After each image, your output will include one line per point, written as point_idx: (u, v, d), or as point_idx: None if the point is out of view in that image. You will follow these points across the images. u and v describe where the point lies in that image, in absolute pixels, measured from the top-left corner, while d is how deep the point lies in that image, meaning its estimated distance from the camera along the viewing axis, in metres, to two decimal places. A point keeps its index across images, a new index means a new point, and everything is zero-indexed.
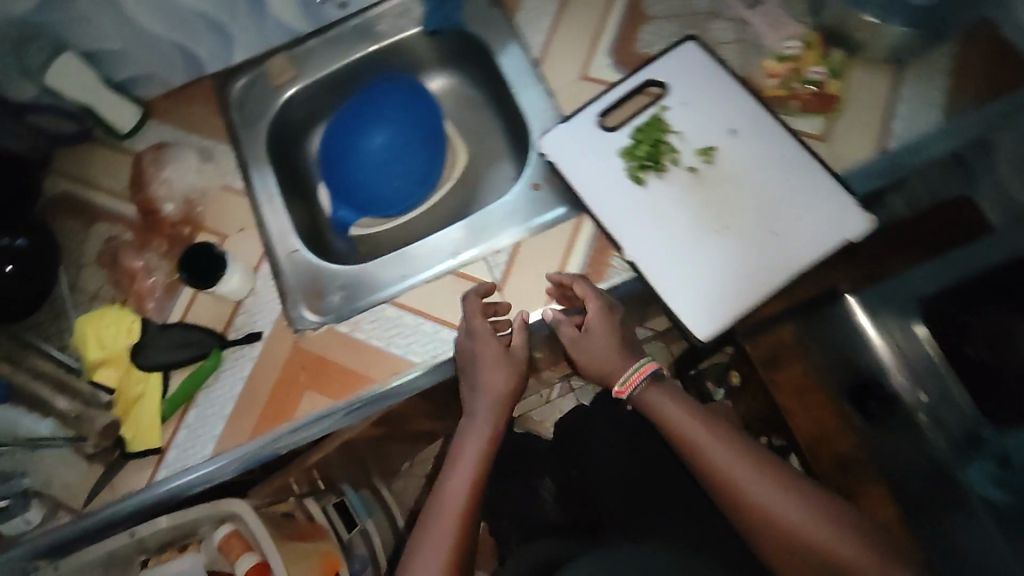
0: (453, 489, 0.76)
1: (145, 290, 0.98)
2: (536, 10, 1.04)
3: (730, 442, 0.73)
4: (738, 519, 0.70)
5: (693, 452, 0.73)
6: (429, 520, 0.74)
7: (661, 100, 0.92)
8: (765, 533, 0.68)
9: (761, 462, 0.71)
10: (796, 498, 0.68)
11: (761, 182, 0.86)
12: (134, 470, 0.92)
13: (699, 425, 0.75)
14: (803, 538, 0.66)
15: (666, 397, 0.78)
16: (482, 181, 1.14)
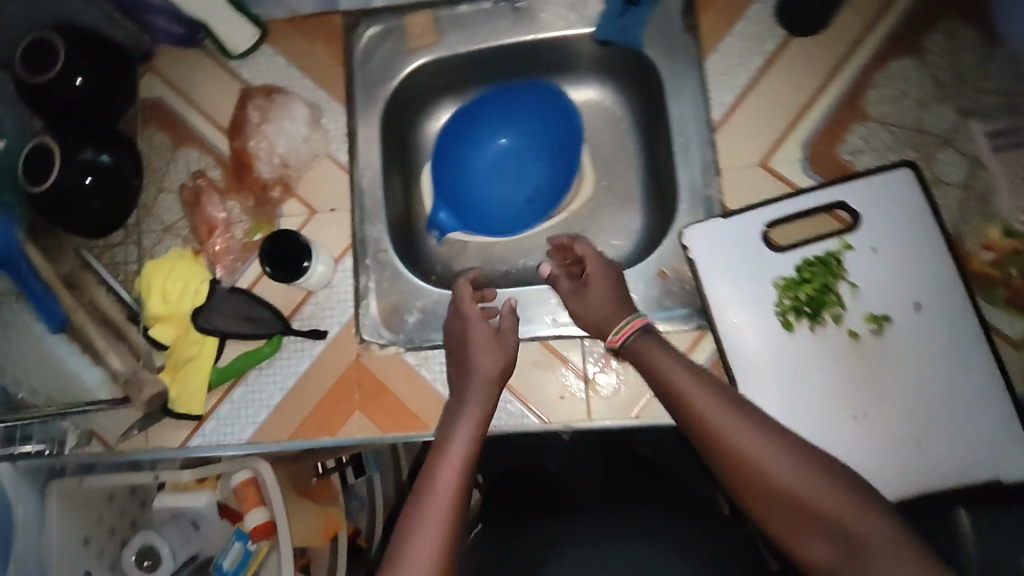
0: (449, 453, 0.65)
1: (220, 248, 0.91)
2: (734, 59, 0.86)
3: (707, 389, 0.64)
4: (723, 472, 0.60)
5: (676, 402, 0.64)
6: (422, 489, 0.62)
7: (847, 234, 0.78)
8: (748, 483, 0.59)
9: (747, 411, 0.62)
10: (780, 451, 0.59)
11: (924, 376, 0.75)
12: (172, 428, 0.91)
13: (682, 371, 0.66)
14: (792, 493, 0.57)
15: (652, 348, 0.71)
16: (599, 220, 0.99)
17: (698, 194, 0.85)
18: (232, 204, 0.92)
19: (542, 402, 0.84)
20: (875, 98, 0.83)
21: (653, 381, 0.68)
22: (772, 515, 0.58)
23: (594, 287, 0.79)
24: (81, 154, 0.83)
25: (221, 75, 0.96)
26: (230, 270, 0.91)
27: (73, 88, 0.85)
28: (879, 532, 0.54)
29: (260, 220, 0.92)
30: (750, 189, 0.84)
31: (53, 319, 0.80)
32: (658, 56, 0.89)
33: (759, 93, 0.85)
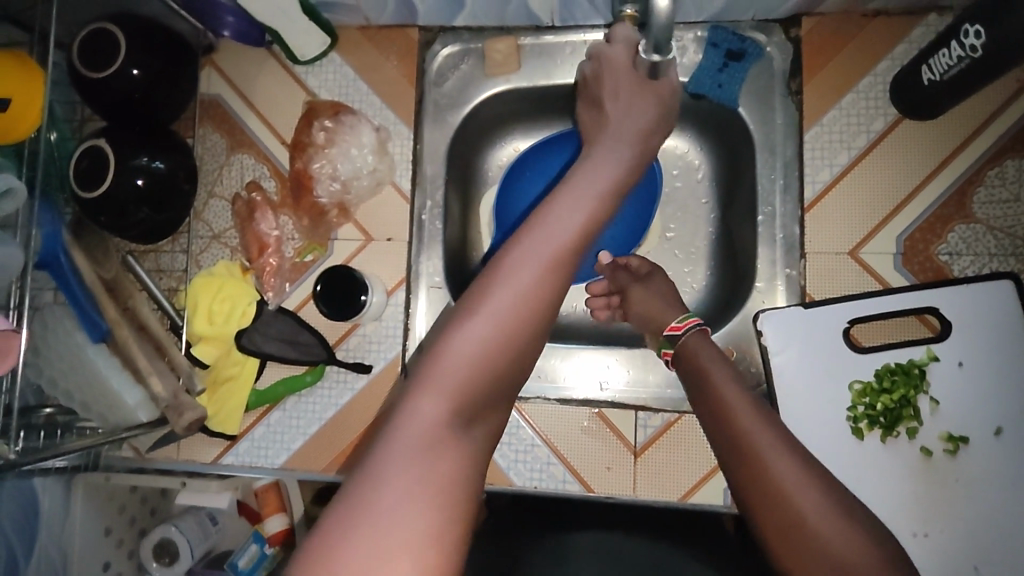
0: (541, 251, 0.55)
1: (270, 267, 0.88)
2: (836, 134, 0.85)
3: (745, 398, 0.61)
4: (744, 494, 0.57)
5: (715, 409, 0.61)
6: (500, 287, 0.55)
7: (934, 344, 0.76)
8: (768, 514, 0.55)
9: (786, 434, 0.58)
10: (814, 487, 0.54)
11: (995, 505, 0.72)
12: (201, 445, 0.88)
13: (720, 369, 0.65)
14: (812, 535, 0.53)
15: (708, 350, 0.69)
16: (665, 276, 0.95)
17: (777, 272, 0.84)
18: (286, 220, 0.89)
19: (586, 470, 0.82)
20: (980, 196, 0.80)
21: (697, 380, 0.66)
22: (786, 556, 0.54)
23: (654, 277, 0.83)
24: (133, 160, 0.78)
25: (286, 80, 0.91)
26: (279, 290, 0.88)
27: (128, 80, 0.78)
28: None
29: (313, 241, 0.88)
30: (834, 277, 0.82)
31: (95, 331, 0.77)
32: (751, 115, 0.88)
33: (854, 176, 0.83)
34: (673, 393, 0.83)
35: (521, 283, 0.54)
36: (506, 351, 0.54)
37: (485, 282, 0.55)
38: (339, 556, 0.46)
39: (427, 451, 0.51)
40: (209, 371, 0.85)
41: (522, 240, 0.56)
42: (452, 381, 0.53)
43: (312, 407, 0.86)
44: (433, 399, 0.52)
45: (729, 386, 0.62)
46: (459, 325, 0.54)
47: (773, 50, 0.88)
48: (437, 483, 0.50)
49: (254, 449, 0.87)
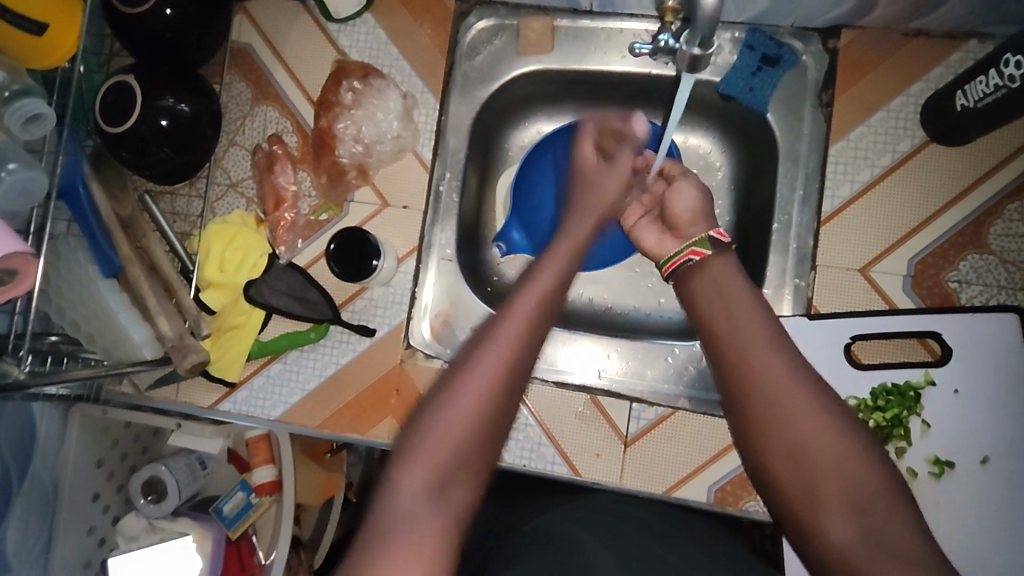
0: (518, 322, 0.61)
1: (285, 221, 0.88)
2: (860, 150, 0.84)
3: (771, 338, 0.66)
4: (761, 428, 0.63)
5: (729, 343, 0.66)
6: (481, 361, 0.58)
7: (932, 368, 0.77)
8: (780, 444, 0.62)
9: (798, 368, 0.65)
10: (820, 418, 0.62)
11: (973, 532, 0.73)
12: (196, 391, 0.88)
13: (732, 293, 0.70)
14: (817, 460, 0.60)
15: (721, 278, 0.72)
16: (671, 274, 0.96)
17: (785, 281, 0.84)
18: (304, 176, 0.89)
19: (576, 454, 0.83)
20: (996, 229, 0.81)
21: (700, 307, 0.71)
22: (790, 479, 0.62)
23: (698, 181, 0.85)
24: (159, 100, 0.78)
25: (317, 36, 0.91)
26: (291, 245, 0.88)
27: (160, 20, 0.77)
28: (898, 521, 0.57)
29: (329, 200, 0.89)
30: (842, 294, 0.82)
31: (107, 266, 0.78)
32: (778, 123, 0.88)
33: (874, 195, 0.83)
34: (667, 388, 0.85)
35: (495, 359, 0.58)
36: (498, 408, 0.57)
37: (468, 357, 0.59)
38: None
39: (434, 484, 0.54)
40: (216, 316, 0.86)
41: (501, 309, 0.62)
42: (450, 436, 0.55)
43: (313, 362, 0.87)
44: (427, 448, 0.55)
45: (762, 327, 0.67)
46: (444, 405, 0.56)
47: (808, 59, 0.88)
48: (436, 529, 0.52)
49: (252, 398, 0.87)
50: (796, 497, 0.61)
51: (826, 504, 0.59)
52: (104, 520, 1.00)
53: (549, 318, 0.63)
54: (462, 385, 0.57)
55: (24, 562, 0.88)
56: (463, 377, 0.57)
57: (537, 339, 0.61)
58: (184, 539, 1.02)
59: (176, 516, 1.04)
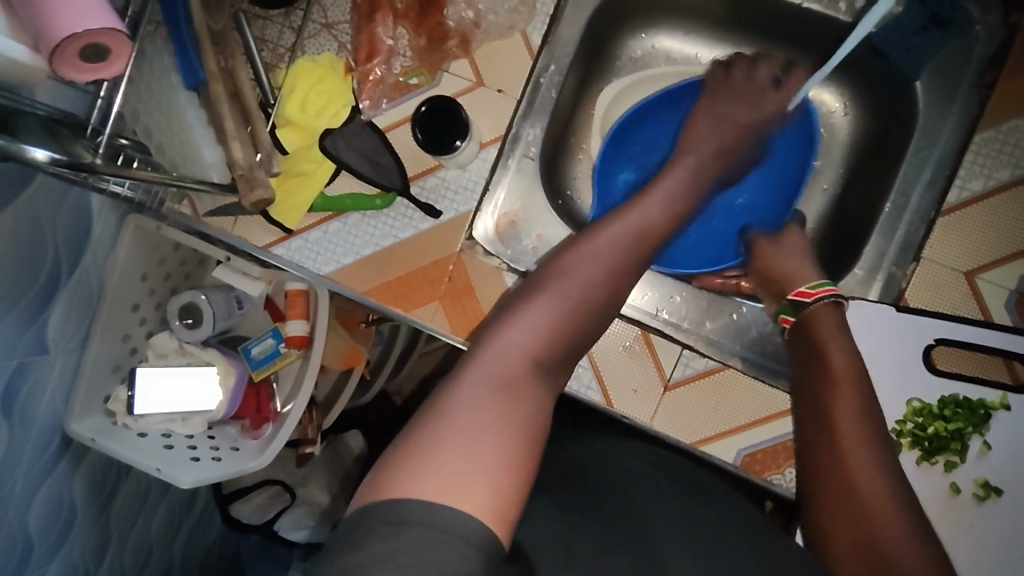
0: (596, 260, 0.65)
1: (374, 76, 0.83)
2: (1008, 145, 0.76)
3: (866, 418, 0.65)
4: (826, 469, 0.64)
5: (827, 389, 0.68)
6: (570, 272, 0.63)
7: (1012, 392, 0.72)
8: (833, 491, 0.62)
9: (888, 458, 0.63)
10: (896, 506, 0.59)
11: (999, 561, 0.71)
12: (250, 227, 0.87)
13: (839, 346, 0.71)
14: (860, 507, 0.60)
15: (836, 335, 0.72)
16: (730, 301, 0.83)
17: (880, 265, 0.79)
18: (403, 33, 0.84)
19: (613, 384, 0.81)
20: None
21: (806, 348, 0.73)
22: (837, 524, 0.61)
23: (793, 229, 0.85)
24: None
25: None
26: (375, 103, 0.84)
27: None
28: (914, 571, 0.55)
29: (423, 65, 0.83)
30: (938, 292, 0.76)
31: (191, 78, 0.75)
32: (925, 95, 0.79)
33: (1009, 197, 0.75)
34: (724, 342, 0.82)
35: (575, 286, 0.62)
36: (569, 327, 0.60)
37: (555, 271, 0.63)
38: (418, 462, 0.46)
39: (509, 386, 0.53)
40: (285, 158, 0.83)
41: (586, 238, 0.68)
42: (532, 332, 0.57)
43: (375, 228, 0.84)
44: (517, 333, 0.57)
45: (849, 403, 0.66)
46: (522, 304, 0.60)
47: (981, 29, 0.77)
48: (510, 414, 0.51)
49: (304, 248, 0.85)
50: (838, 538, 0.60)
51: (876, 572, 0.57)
52: (139, 331, 1.03)
53: (629, 259, 0.68)
54: (540, 299, 0.60)
55: (61, 350, 0.91)
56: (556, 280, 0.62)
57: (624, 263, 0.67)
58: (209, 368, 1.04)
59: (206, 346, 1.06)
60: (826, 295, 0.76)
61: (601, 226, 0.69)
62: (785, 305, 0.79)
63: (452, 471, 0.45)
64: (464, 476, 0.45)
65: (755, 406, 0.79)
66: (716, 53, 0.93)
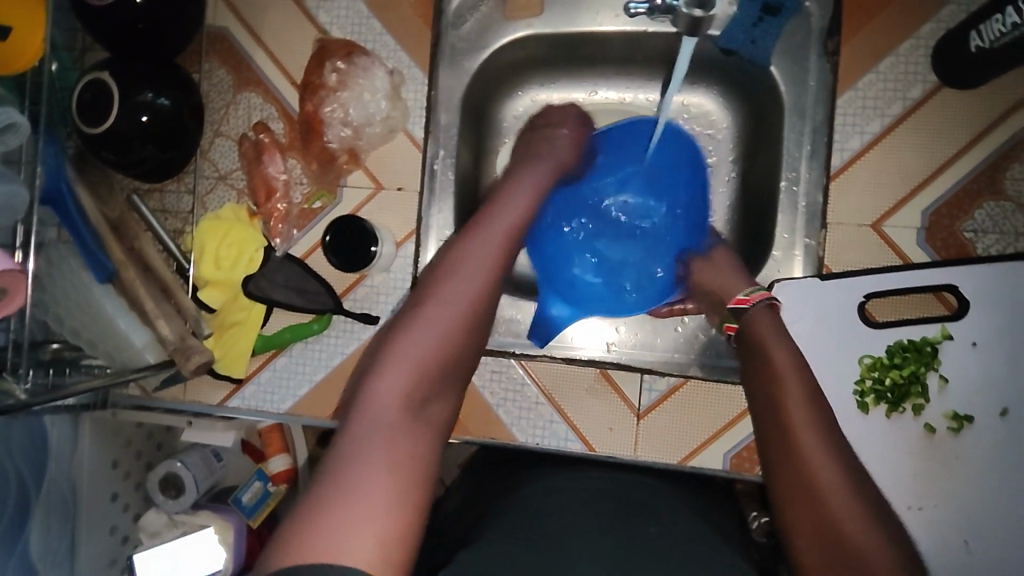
0: (451, 301, 0.67)
1: (278, 212, 0.86)
2: (869, 99, 0.81)
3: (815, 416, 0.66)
4: (782, 450, 0.66)
5: (770, 372, 0.69)
6: (444, 285, 0.68)
7: (949, 322, 0.76)
8: (788, 477, 0.64)
9: (833, 440, 0.65)
10: (848, 498, 0.62)
11: (993, 483, 0.74)
12: (206, 386, 0.87)
13: (779, 335, 0.72)
14: (823, 490, 0.62)
15: (771, 333, 0.72)
16: (668, 330, 0.87)
17: (795, 241, 0.83)
18: (294, 164, 0.87)
19: (589, 429, 0.83)
20: (1015, 174, 0.78)
21: (744, 339, 0.74)
22: (797, 510, 0.63)
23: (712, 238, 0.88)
24: (139, 96, 0.76)
25: (295, 14, 0.87)
26: (286, 236, 0.86)
27: (132, 9, 0.75)
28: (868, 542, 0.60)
29: (321, 188, 0.86)
30: (854, 251, 0.80)
31: (101, 271, 0.77)
32: (783, 76, 0.84)
33: (885, 145, 0.80)
34: (678, 357, 0.85)
35: (429, 332, 0.65)
36: (445, 350, 0.65)
37: (409, 319, 0.66)
38: (317, 528, 0.51)
39: (391, 433, 0.58)
40: (215, 315, 0.84)
41: (459, 249, 0.70)
42: (404, 372, 0.62)
43: (320, 353, 0.85)
44: (392, 378, 0.62)
45: (796, 393, 0.67)
46: (390, 361, 0.63)
47: (811, 5, 0.83)
48: (396, 456, 0.57)
49: (258, 393, 0.86)
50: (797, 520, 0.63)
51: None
52: (125, 519, 1.02)
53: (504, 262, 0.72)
54: (408, 332, 0.65)
55: (50, 566, 0.90)
56: (426, 303, 0.66)
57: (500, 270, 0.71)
58: (205, 532, 1.01)
59: (197, 509, 1.04)
60: (762, 298, 0.75)
61: (471, 234, 0.72)
62: (727, 314, 0.78)
63: (349, 538, 0.50)
64: (360, 531, 0.51)
65: (726, 409, 0.81)
66: (593, 89, 0.96)
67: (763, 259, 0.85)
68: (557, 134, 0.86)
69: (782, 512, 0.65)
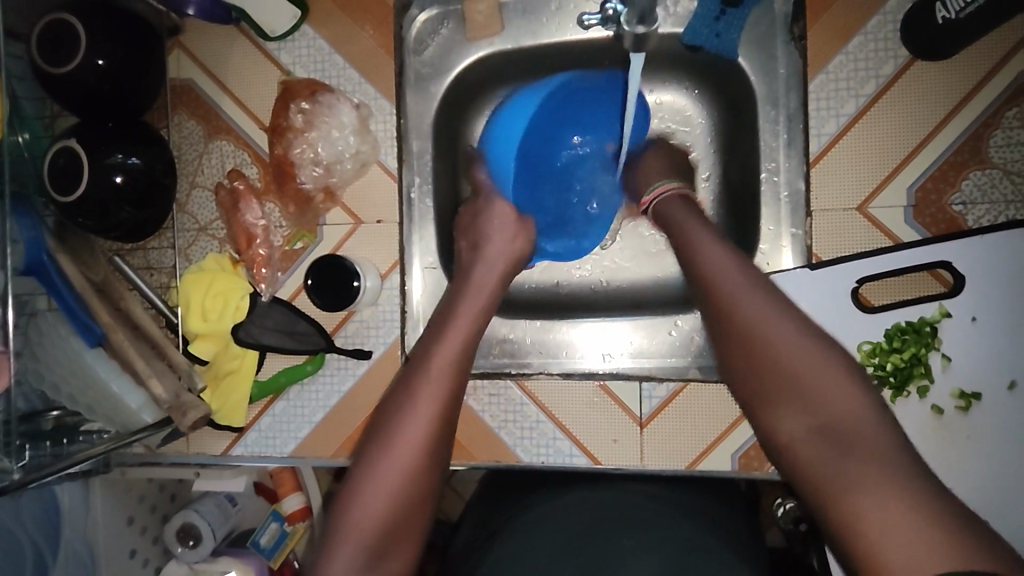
0: (392, 462, 0.64)
1: (260, 257, 0.86)
2: (841, 80, 0.79)
3: (730, 259, 0.70)
4: (721, 331, 0.68)
5: (687, 248, 0.73)
6: (396, 429, 0.66)
7: (946, 300, 0.74)
8: (742, 353, 0.66)
9: (772, 298, 0.67)
10: (808, 353, 0.63)
11: (1009, 460, 0.72)
12: (208, 437, 0.88)
13: (695, 222, 0.75)
14: (778, 356, 0.64)
15: (684, 213, 0.77)
16: (663, 333, 0.85)
17: (781, 232, 0.82)
18: (272, 208, 0.87)
19: (593, 443, 0.82)
20: (999, 141, 0.76)
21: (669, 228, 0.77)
22: (761, 386, 0.65)
23: None
24: (109, 158, 0.76)
25: (258, 58, 0.87)
26: (271, 280, 0.86)
27: (95, 72, 0.75)
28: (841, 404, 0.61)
29: (301, 228, 0.86)
30: (842, 235, 0.79)
31: (90, 336, 0.76)
32: (752, 67, 0.82)
33: (862, 126, 0.79)
34: (675, 361, 0.83)
35: (370, 510, 0.63)
36: (402, 496, 0.64)
37: (349, 497, 0.64)
38: None
39: None
40: (208, 366, 0.84)
41: (407, 382, 0.69)
42: (357, 530, 0.62)
43: (316, 394, 0.85)
44: (348, 544, 0.62)
45: (715, 254, 0.70)
46: (336, 545, 0.63)
47: None
48: None
49: (260, 440, 0.86)
50: (761, 397, 0.65)
51: (797, 422, 0.62)
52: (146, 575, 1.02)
53: (455, 379, 0.70)
54: (360, 485, 0.64)
55: None
56: (374, 452, 0.65)
57: (452, 393, 0.69)
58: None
59: (216, 557, 1.03)
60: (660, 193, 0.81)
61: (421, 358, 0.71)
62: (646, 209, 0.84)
63: None
64: None
65: (729, 410, 0.79)
66: None
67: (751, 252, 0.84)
68: (482, 246, 0.81)
69: (742, 386, 0.67)
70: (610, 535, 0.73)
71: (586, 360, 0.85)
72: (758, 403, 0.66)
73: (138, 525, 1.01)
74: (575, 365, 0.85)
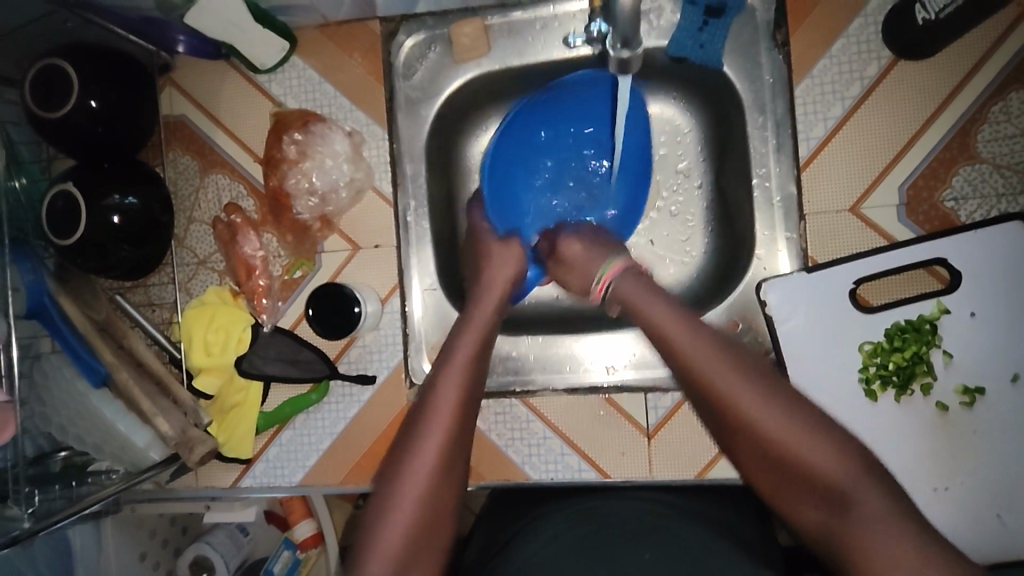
0: (413, 485, 0.65)
1: (260, 288, 0.86)
2: (825, 83, 0.80)
3: (720, 357, 0.66)
4: (726, 429, 0.67)
5: (661, 338, 0.69)
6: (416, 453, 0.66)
7: (943, 296, 0.74)
8: (748, 447, 0.65)
9: (771, 391, 0.65)
10: (822, 447, 0.62)
11: (1017, 452, 0.72)
12: (217, 471, 0.88)
13: (654, 299, 0.71)
14: (788, 452, 0.63)
15: (643, 290, 0.73)
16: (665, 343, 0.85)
17: (776, 236, 0.82)
18: (270, 238, 0.87)
19: (600, 456, 0.82)
20: (986, 136, 0.76)
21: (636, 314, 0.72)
22: (777, 480, 0.64)
23: None
24: (106, 199, 0.76)
25: (249, 91, 0.88)
26: (272, 310, 0.86)
27: (88, 113, 0.76)
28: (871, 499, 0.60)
29: (300, 257, 0.87)
30: (836, 237, 0.79)
31: (94, 376, 0.77)
32: (738, 75, 0.83)
33: (850, 127, 0.79)
34: None
35: (393, 530, 0.63)
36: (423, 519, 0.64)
37: (373, 519, 0.65)
38: None
39: None
40: (213, 399, 0.85)
41: (422, 406, 0.70)
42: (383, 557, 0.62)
43: (323, 422, 0.85)
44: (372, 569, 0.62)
45: (696, 349, 0.67)
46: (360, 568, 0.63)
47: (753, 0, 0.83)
48: None
49: (269, 471, 0.87)
50: (777, 490, 0.65)
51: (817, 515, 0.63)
52: None
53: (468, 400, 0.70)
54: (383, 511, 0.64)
55: None
56: (395, 476, 0.66)
57: (465, 415, 0.69)
58: None
59: None
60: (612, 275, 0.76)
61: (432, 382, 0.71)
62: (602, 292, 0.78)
63: None
64: None
65: None
66: None
67: (747, 260, 0.84)
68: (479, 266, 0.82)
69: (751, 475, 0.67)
70: (625, 543, 0.72)
71: (589, 372, 0.85)
72: (774, 496, 0.65)
73: (149, 559, 1.00)
74: (579, 378, 0.85)
